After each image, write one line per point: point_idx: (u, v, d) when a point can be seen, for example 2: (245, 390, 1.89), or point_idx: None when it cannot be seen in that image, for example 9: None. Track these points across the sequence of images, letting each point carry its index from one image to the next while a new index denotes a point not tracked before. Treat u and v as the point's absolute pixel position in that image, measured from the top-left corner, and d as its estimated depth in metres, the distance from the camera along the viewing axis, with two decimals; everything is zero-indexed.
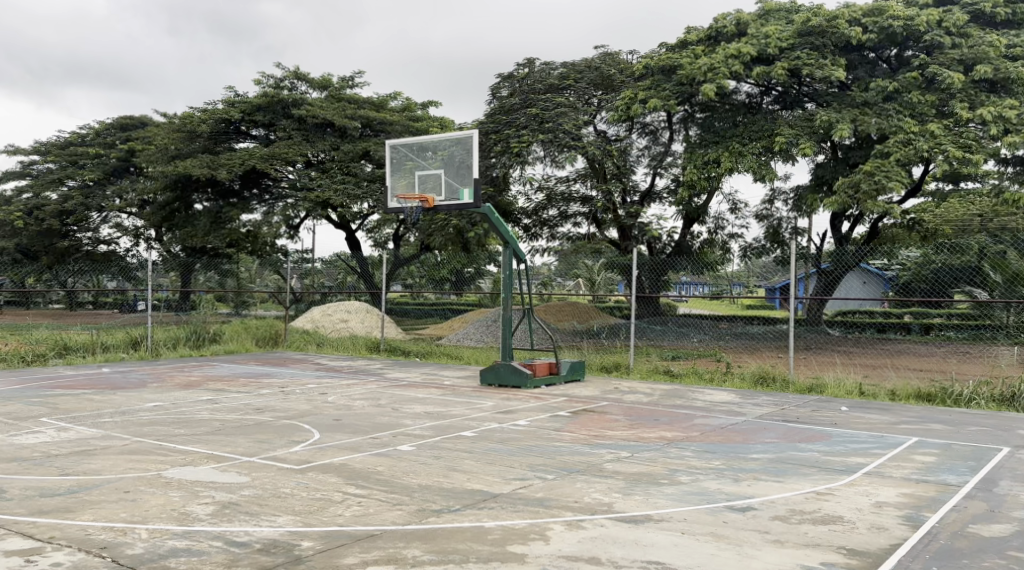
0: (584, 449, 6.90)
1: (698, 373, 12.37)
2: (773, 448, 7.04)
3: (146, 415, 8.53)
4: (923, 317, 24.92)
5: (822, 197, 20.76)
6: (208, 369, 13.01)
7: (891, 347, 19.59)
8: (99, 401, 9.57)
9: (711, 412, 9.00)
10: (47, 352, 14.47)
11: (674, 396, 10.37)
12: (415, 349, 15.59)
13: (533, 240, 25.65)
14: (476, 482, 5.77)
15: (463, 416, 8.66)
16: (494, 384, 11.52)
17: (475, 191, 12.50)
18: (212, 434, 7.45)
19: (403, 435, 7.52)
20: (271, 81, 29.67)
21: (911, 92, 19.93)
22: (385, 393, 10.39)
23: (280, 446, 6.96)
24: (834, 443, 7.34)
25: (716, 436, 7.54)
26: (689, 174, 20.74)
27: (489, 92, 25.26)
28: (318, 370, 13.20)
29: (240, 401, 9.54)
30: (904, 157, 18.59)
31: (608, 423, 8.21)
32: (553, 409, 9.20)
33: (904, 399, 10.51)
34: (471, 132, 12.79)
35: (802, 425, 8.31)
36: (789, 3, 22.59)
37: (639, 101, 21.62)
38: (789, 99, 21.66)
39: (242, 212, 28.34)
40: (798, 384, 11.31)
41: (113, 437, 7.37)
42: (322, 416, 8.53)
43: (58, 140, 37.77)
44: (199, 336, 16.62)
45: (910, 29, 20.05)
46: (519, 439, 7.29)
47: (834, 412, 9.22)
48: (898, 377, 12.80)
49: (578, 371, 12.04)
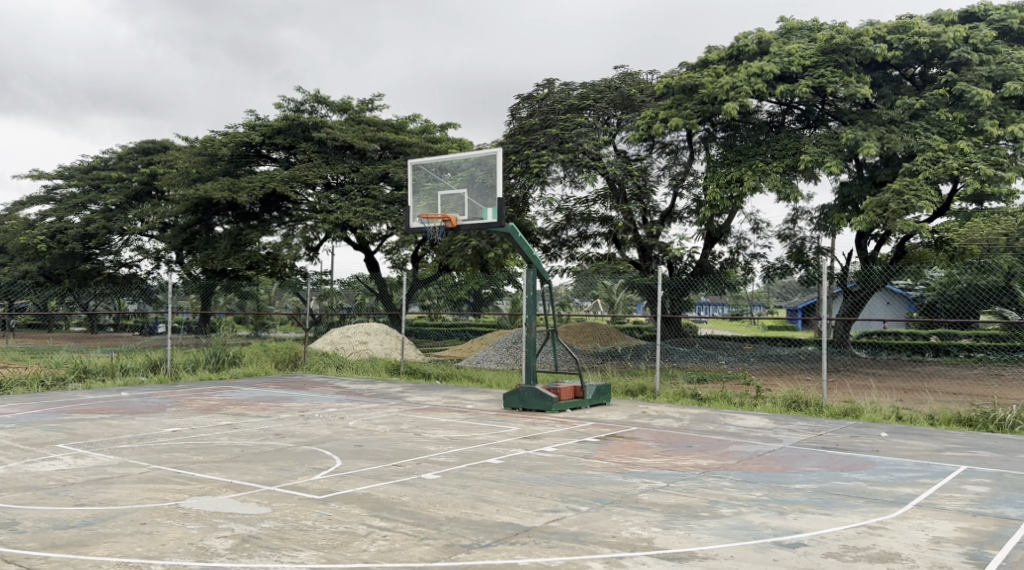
0: (616, 477, 6.61)
1: (727, 397, 12.03)
2: (815, 477, 6.73)
3: (163, 441, 8.32)
4: (951, 338, 24.40)
5: (848, 217, 20.37)
6: (227, 393, 12.82)
7: (921, 369, 19.14)
8: (117, 426, 9.38)
9: (745, 438, 8.68)
10: (66, 376, 14.34)
11: (706, 420, 10.05)
12: (436, 372, 15.31)
13: (553, 261, 25.35)
14: (507, 514, 5.50)
15: (489, 442, 8.39)
16: (519, 407, 11.25)
17: (498, 210, 12.29)
18: (231, 462, 7.22)
19: (427, 462, 7.26)
20: (292, 104, 29.77)
21: (938, 109, 19.62)
22: (408, 418, 10.13)
23: (301, 474, 6.72)
24: (879, 472, 7.02)
25: (754, 464, 7.23)
26: (711, 194, 20.47)
27: (509, 113, 25.08)
28: (338, 393, 12.96)
29: (260, 426, 9.32)
30: (933, 174, 18.24)
31: (639, 450, 7.92)
32: (580, 434, 8.92)
33: (944, 425, 10.15)
34: (494, 150, 12.60)
35: (843, 452, 7.97)
36: (812, 21, 22.37)
37: (660, 120, 21.45)
38: (812, 117, 21.37)
39: (262, 235, 28.36)
40: (832, 408, 10.97)
41: (130, 464, 7.15)
42: (344, 442, 8.28)
43: (81, 164, 38.07)
44: (219, 358, 16.47)
45: (936, 46, 19.80)
46: (548, 467, 7.01)
47: (874, 438, 8.88)
48: (934, 400, 12.41)
49: (603, 395, 11.74)
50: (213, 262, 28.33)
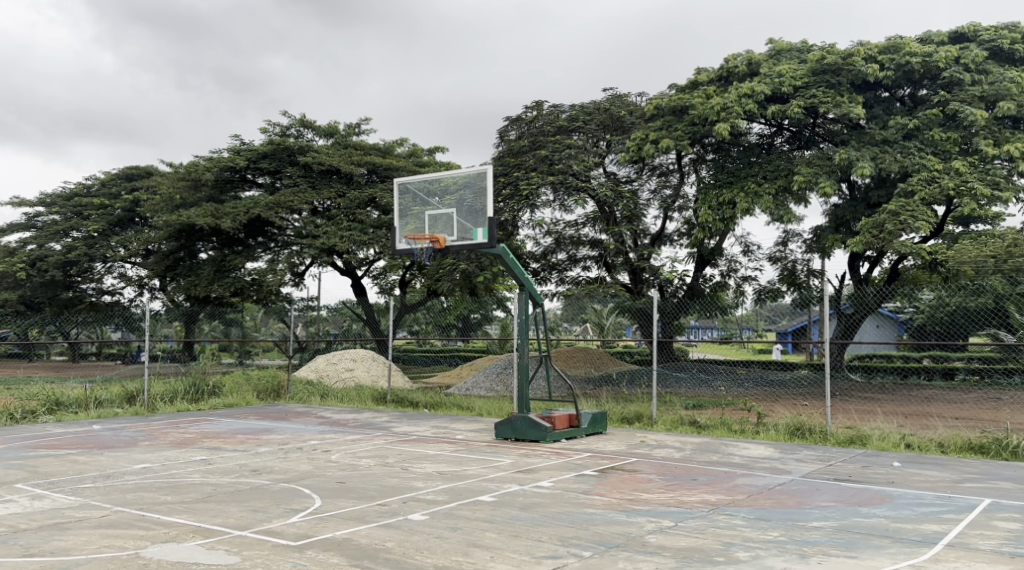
0: (619, 516, 6.11)
1: (727, 424, 11.54)
2: (833, 514, 6.25)
3: (130, 479, 7.76)
4: (943, 360, 24.06)
5: (842, 238, 20.03)
6: (205, 425, 12.22)
7: (921, 393, 18.74)
8: (84, 463, 8.81)
9: (753, 469, 8.19)
10: (37, 409, 13.73)
11: (709, 450, 9.55)
12: (424, 400, 14.74)
13: (542, 285, 24.66)
14: (502, 562, 4.99)
15: (481, 476, 7.87)
16: (511, 437, 10.72)
17: (489, 229, 11.83)
18: (201, 502, 6.67)
19: (414, 501, 6.71)
20: (277, 128, 29.34)
21: (932, 130, 19.34)
22: (393, 451, 9.58)
23: (278, 516, 6.18)
24: (899, 507, 6.53)
25: (766, 499, 6.74)
26: (703, 217, 20.12)
27: (497, 135, 24.67)
28: (321, 424, 12.38)
29: (236, 462, 8.75)
30: (929, 195, 17.96)
31: (642, 484, 7.41)
32: (578, 467, 8.40)
33: (956, 453, 9.71)
34: (484, 167, 12.19)
35: (858, 484, 7.49)
36: (802, 43, 22.15)
37: (650, 141, 21.16)
38: (803, 138, 21.01)
39: (246, 261, 27.83)
40: (838, 435, 10.51)
41: (91, 507, 6.58)
42: (325, 479, 7.73)
43: (62, 191, 37.36)
44: (197, 389, 15.85)
45: (928, 66, 19.60)
46: (545, 505, 6.49)
47: (887, 468, 8.41)
48: (942, 426, 11.95)
49: (599, 423, 11.23)
50: (197, 288, 27.75)
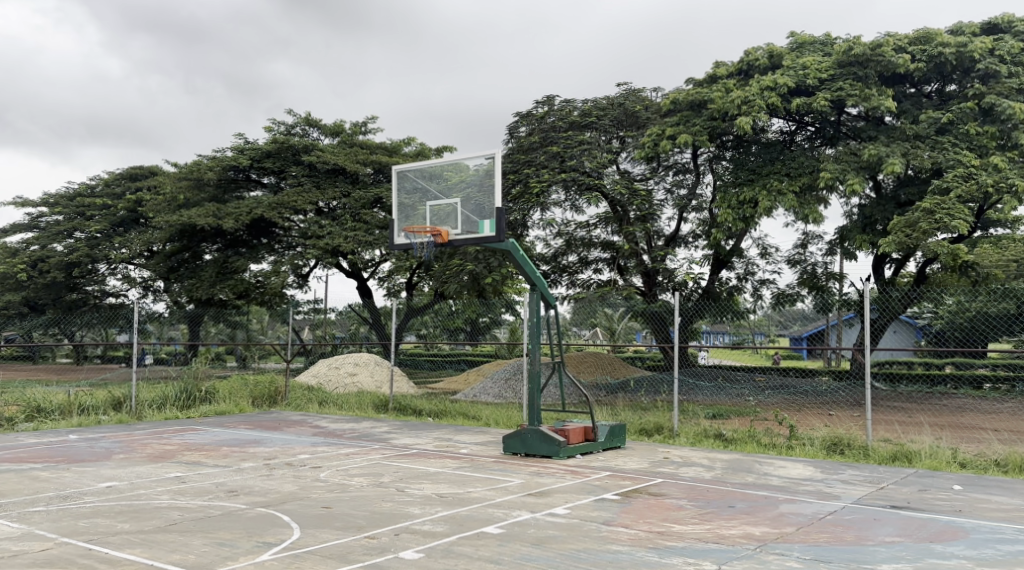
0: (650, 556, 5.16)
1: (755, 437, 10.55)
2: (904, 553, 5.31)
3: (89, 502, 6.83)
4: (965, 368, 23.04)
5: (871, 239, 18.78)
6: (190, 436, 11.29)
7: (954, 402, 17.60)
8: (44, 480, 7.90)
9: (798, 493, 7.21)
10: (16, 416, 12.94)
11: (741, 470, 8.57)
12: (429, 408, 13.77)
13: (552, 288, 23.64)
14: None
15: (487, 500, 6.90)
16: (521, 452, 9.80)
17: (497, 222, 10.94)
18: (161, 533, 5.75)
19: (409, 533, 5.75)
20: (282, 127, 28.54)
21: (966, 124, 18.27)
22: (391, 468, 8.61)
23: (246, 552, 5.24)
24: (979, 544, 5.54)
25: (819, 533, 5.78)
26: (722, 216, 19.03)
27: (507, 132, 23.67)
28: (316, 435, 11.42)
29: (213, 481, 7.79)
30: (966, 192, 16.82)
31: (672, 512, 6.44)
32: (596, 489, 7.43)
33: (1017, 473, 8.69)
34: (492, 154, 11.29)
35: (921, 513, 6.49)
36: (824, 36, 21.09)
37: (667, 137, 20.12)
38: (827, 134, 19.98)
39: (250, 262, 26.87)
40: (881, 452, 9.50)
41: (33, 538, 5.65)
42: (309, 503, 6.78)
43: (65, 191, 36.58)
44: (188, 395, 14.93)
45: (961, 57, 18.47)
46: (560, 540, 5.53)
47: (949, 493, 7.40)
48: (997, 442, 10.91)
49: (616, 436, 10.30)
50: (198, 290, 26.90)
